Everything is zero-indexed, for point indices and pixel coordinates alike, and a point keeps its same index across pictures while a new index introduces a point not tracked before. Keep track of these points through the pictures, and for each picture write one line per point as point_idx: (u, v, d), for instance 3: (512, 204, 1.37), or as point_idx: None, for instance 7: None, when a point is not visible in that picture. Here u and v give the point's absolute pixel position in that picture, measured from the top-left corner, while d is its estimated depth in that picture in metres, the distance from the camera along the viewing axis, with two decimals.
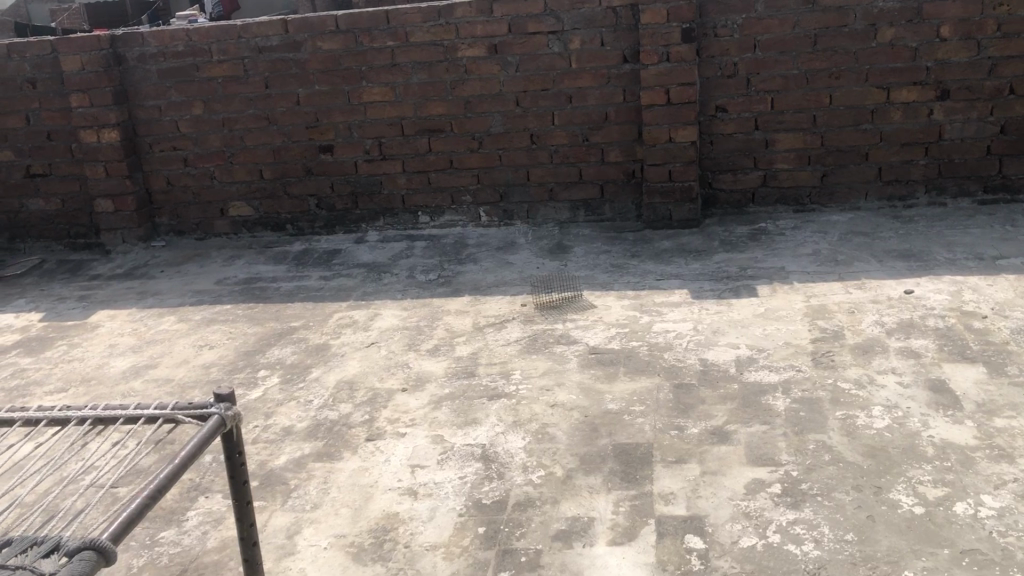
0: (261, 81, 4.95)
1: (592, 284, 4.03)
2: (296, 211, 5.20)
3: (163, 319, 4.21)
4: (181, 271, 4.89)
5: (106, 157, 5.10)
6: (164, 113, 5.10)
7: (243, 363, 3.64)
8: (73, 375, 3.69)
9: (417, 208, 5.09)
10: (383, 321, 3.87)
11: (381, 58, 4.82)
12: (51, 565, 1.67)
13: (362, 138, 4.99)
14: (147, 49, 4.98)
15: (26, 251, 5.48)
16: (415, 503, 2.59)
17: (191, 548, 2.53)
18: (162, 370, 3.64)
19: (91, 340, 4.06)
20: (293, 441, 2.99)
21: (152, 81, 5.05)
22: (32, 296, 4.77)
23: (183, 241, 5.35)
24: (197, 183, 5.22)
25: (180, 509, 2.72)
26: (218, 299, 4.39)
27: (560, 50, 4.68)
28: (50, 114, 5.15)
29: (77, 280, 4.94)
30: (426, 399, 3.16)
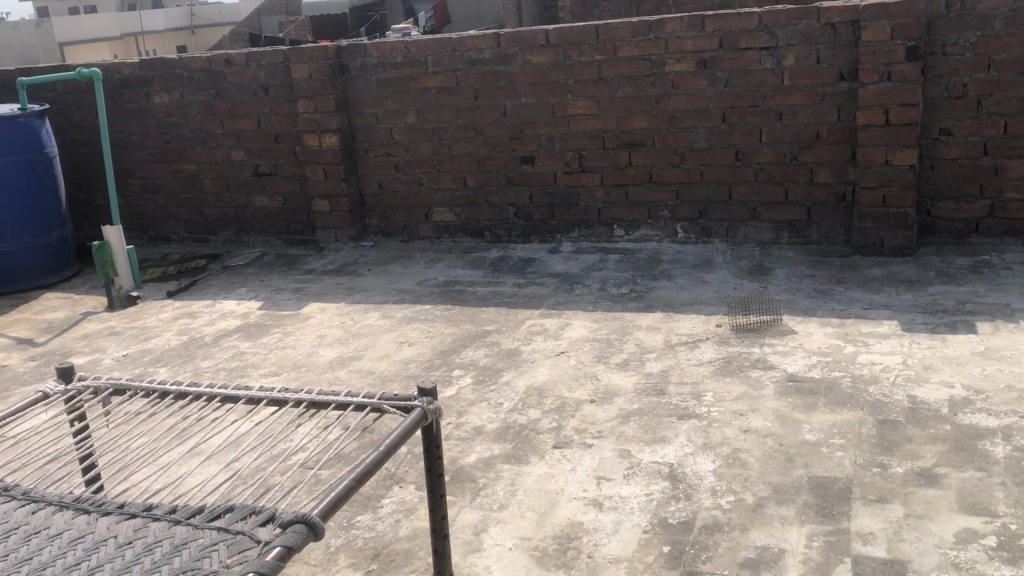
0: (471, 92, 5.13)
1: (793, 309, 3.89)
2: (495, 218, 5.34)
3: (367, 315, 4.43)
4: (386, 270, 5.14)
5: (325, 160, 5.43)
6: (379, 120, 5.38)
7: (440, 362, 3.77)
8: (286, 361, 3.96)
9: (613, 221, 5.10)
10: (575, 331, 3.90)
11: (588, 71, 4.88)
12: (267, 534, 1.82)
13: (564, 150, 5.06)
14: (368, 59, 5.28)
15: (249, 244, 5.93)
16: (599, 514, 2.59)
17: (385, 534, 2.64)
18: (364, 363, 3.83)
19: (301, 330, 4.33)
20: (483, 441, 3.07)
21: (371, 90, 5.34)
22: (252, 286, 5.16)
23: (389, 242, 5.62)
24: (406, 188, 5.47)
25: (375, 495, 2.85)
26: (418, 299, 4.58)
27: (772, 66, 4.56)
28: (278, 118, 5.55)
29: (293, 273, 5.29)
30: (614, 412, 3.16)
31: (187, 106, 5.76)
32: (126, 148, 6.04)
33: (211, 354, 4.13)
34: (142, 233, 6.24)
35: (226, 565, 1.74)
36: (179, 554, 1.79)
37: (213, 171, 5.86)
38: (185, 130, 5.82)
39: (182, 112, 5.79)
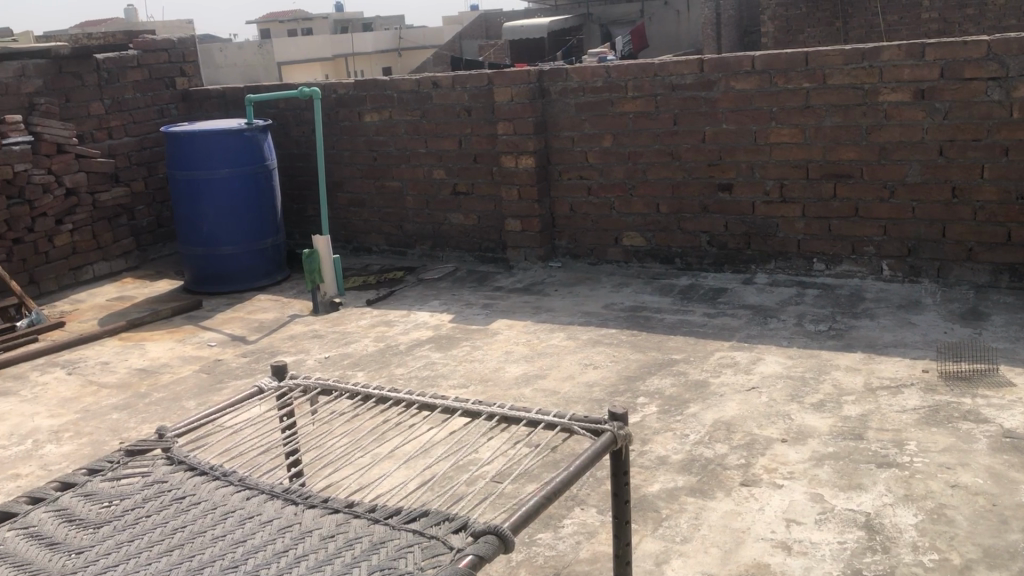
0: (671, 118, 5.10)
1: (1011, 359, 3.60)
2: (687, 245, 5.27)
3: (553, 335, 4.48)
4: (573, 292, 5.19)
5: (521, 180, 5.55)
6: (576, 143, 5.45)
7: (625, 387, 3.75)
8: (473, 374, 4.06)
9: (812, 254, 4.91)
10: (767, 367, 3.78)
11: (794, 99, 4.74)
12: (460, 541, 1.88)
13: (764, 178, 4.94)
14: (569, 83, 5.36)
15: (443, 259, 6.14)
16: (788, 558, 2.50)
17: (565, 554, 2.65)
18: (549, 382, 3.88)
19: (490, 345, 4.44)
20: (667, 471, 3.02)
21: (570, 113, 5.42)
22: (444, 299, 5.33)
23: (578, 263, 5.67)
24: (598, 211, 5.50)
25: (557, 514, 2.87)
26: (605, 322, 4.59)
27: (999, 98, 4.28)
28: (479, 138, 5.73)
29: (483, 290, 5.43)
30: (807, 454, 3.03)
31: (395, 125, 6.06)
32: (336, 163, 6.42)
33: (404, 362, 4.31)
34: (346, 243, 6.61)
35: (421, 567, 1.81)
36: (377, 551, 1.88)
37: (414, 187, 6.12)
38: (391, 148, 6.12)
39: (389, 131, 6.09)
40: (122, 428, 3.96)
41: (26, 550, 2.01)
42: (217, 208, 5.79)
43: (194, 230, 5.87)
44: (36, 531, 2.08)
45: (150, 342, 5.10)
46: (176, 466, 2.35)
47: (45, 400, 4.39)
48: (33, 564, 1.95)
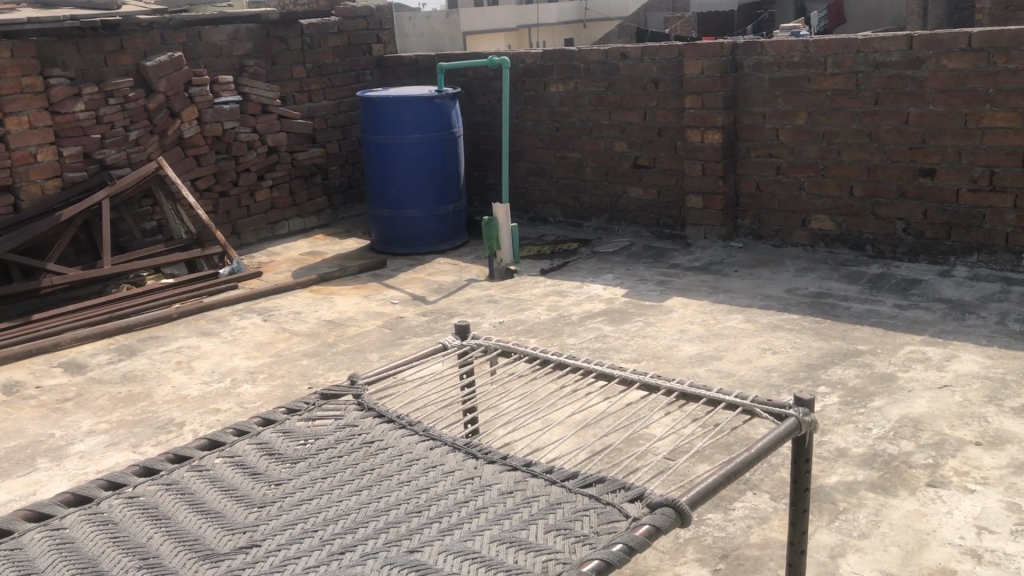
0: (872, 97, 4.85)
1: None
2: (880, 232, 5.01)
3: (731, 316, 4.39)
4: (753, 273, 5.05)
5: (705, 156, 5.45)
6: (767, 120, 5.28)
7: (805, 374, 3.64)
8: (647, 349, 4.04)
9: (1021, 249, 4.57)
10: (962, 365, 3.56)
11: (1014, 80, 4.40)
12: (635, 510, 1.90)
13: (972, 165, 4.62)
14: (764, 57, 5.18)
15: (620, 233, 6.12)
16: (977, 567, 2.36)
17: (735, 537, 2.61)
18: (724, 364, 3.80)
19: (664, 322, 4.39)
20: (846, 465, 2.91)
21: (762, 89, 5.25)
22: (619, 273, 5.32)
23: (759, 245, 5.52)
24: (785, 191, 5.32)
25: (728, 496, 2.83)
26: (786, 307, 4.45)
27: None
28: (665, 112, 5.65)
29: (659, 266, 5.38)
30: (1005, 460, 2.84)
31: (580, 96, 6.06)
32: (520, 132, 6.50)
33: (577, 332, 4.34)
34: (524, 212, 6.70)
35: (596, 531, 1.84)
36: (553, 511, 1.93)
37: (595, 159, 6.11)
38: (575, 119, 6.13)
39: (574, 102, 6.10)
40: (310, 374, 4.21)
41: (233, 477, 2.19)
42: (404, 172, 6.00)
43: (382, 192, 6.11)
44: (240, 461, 2.26)
45: (338, 296, 5.37)
46: (366, 412, 2.49)
47: (243, 343, 4.72)
48: (238, 490, 2.13)
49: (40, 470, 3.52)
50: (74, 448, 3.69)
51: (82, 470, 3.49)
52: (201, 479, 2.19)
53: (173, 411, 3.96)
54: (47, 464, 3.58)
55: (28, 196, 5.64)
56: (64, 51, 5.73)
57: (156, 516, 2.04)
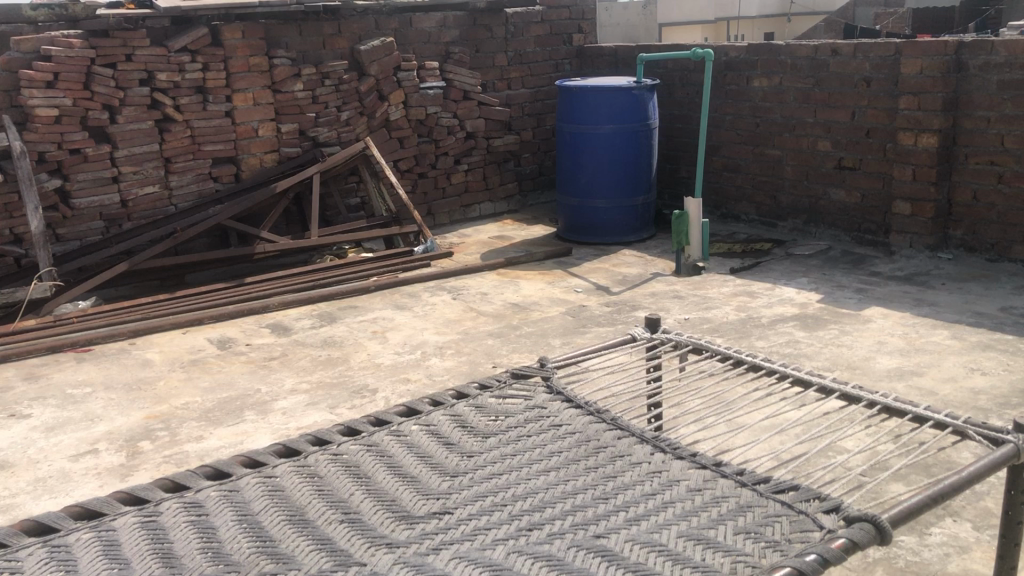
0: None
1: None
2: None
3: (935, 331, 4.14)
4: (963, 288, 4.73)
5: (918, 160, 5.15)
6: (991, 125, 4.92)
7: (1018, 400, 3.38)
8: (841, 359, 3.88)
9: None
10: None
11: None
12: (830, 522, 1.84)
13: None
14: (994, 57, 4.82)
15: (816, 236, 5.89)
16: None
17: (930, 564, 2.48)
18: (927, 381, 3.60)
19: (861, 332, 4.20)
20: None
21: (988, 91, 4.89)
22: (813, 277, 5.12)
23: (972, 258, 5.16)
24: (1006, 201, 4.94)
25: (925, 521, 2.68)
26: (999, 326, 4.15)
27: None
28: (876, 112, 5.39)
29: (858, 273, 5.14)
30: None
31: (784, 93, 5.88)
32: (718, 127, 6.38)
33: (766, 335, 4.22)
34: (715, 209, 6.57)
35: (787, 538, 1.80)
36: (743, 514, 1.90)
37: (796, 158, 5.90)
38: (778, 115, 5.95)
39: (778, 98, 5.92)
40: (496, 354, 4.33)
41: (428, 445, 2.30)
42: (597, 161, 6.01)
43: (573, 181, 6.16)
44: (435, 431, 2.37)
45: (524, 281, 5.47)
46: (555, 395, 2.53)
47: (433, 318, 4.91)
48: (433, 459, 2.23)
49: (247, 421, 3.81)
50: (277, 404, 3.96)
51: (284, 425, 3.76)
52: (398, 443, 2.31)
53: (367, 377, 4.18)
54: (253, 416, 3.86)
55: (248, 168, 6.08)
56: (288, 34, 6.12)
57: (358, 475, 2.17)
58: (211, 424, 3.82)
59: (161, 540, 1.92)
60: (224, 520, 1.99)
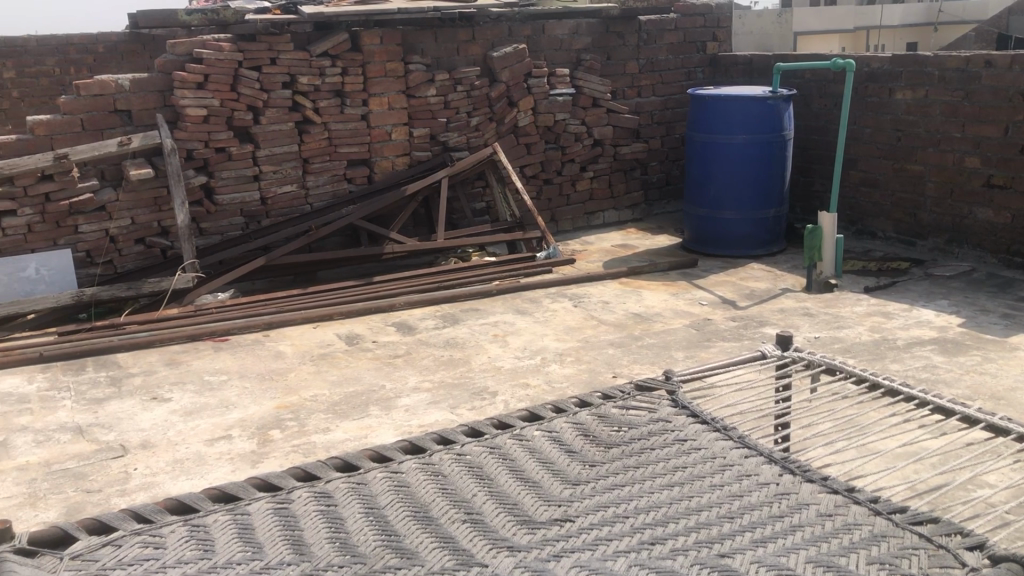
0: None
1: None
2: None
3: None
4: None
5: None
6: None
7: None
8: (983, 388, 3.68)
9: None
10: None
11: None
12: (974, 560, 1.75)
13: None
14: None
15: (959, 257, 5.61)
16: None
17: None
18: None
19: (1006, 360, 3.97)
20: None
21: None
22: (955, 300, 4.88)
23: None
24: None
25: None
26: None
27: None
28: None
29: (1004, 298, 4.86)
30: None
31: (930, 106, 5.63)
32: (856, 140, 6.16)
33: (901, 358, 4.04)
34: (850, 225, 6.35)
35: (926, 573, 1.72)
36: (877, 544, 1.82)
37: (940, 175, 5.64)
38: (922, 129, 5.70)
39: (923, 111, 5.68)
40: (616, 363, 4.30)
41: (550, 451, 2.30)
42: (727, 172, 5.90)
43: (702, 191, 6.07)
44: (558, 437, 2.37)
45: (647, 291, 5.42)
46: (680, 409, 2.49)
47: (554, 325, 4.92)
48: (555, 465, 2.23)
49: (372, 416, 3.91)
50: (400, 401, 4.05)
51: (406, 422, 3.83)
52: (521, 448, 2.32)
53: (487, 380, 4.22)
54: (377, 412, 3.96)
55: (380, 170, 6.25)
56: (424, 40, 6.26)
57: (480, 476, 2.19)
58: (337, 417, 3.93)
59: (292, 527, 1.99)
60: (351, 511, 2.05)
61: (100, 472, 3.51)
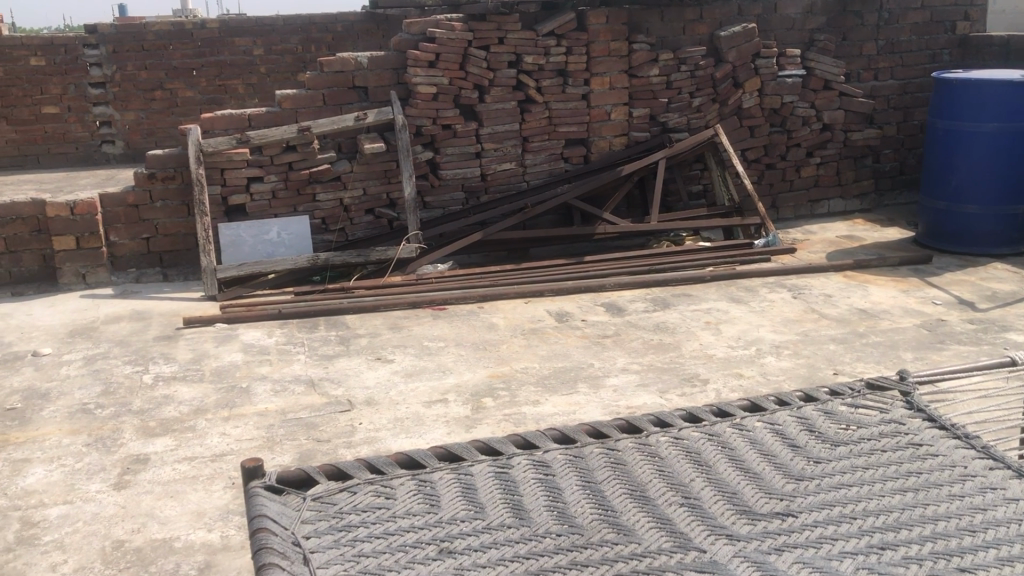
0: None
1: None
2: None
3: None
4: None
5: None
6: None
7: None
8: None
9: None
10: None
11: None
12: None
13: None
14: None
15: None
16: None
17: None
18: None
19: None
20: None
21: None
22: None
23: None
24: None
25: None
26: None
27: None
28: None
29: None
30: None
31: None
32: None
33: None
34: None
35: None
36: None
37: None
38: None
39: None
40: (837, 360, 4.11)
41: (772, 444, 2.24)
42: (973, 163, 5.46)
43: (942, 182, 5.64)
44: (781, 430, 2.30)
45: (874, 286, 5.14)
46: (915, 412, 2.35)
47: (771, 316, 4.76)
48: (777, 458, 2.17)
49: (581, 393, 3.95)
50: (609, 380, 4.07)
51: (614, 402, 3.85)
52: (741, 438, 2.27)
53: (698, 367, 4.16)
54: (586, 389, 4.00)
55: (598, 150, 6.28)
56: (650, 19, 6.20)
57: (700, 462, 2.16)
58: (547, 391, 4.01)
59: (513, 491, 2.04)
60: (569, 483, 2.08)
61: (329, 424, 3.77)
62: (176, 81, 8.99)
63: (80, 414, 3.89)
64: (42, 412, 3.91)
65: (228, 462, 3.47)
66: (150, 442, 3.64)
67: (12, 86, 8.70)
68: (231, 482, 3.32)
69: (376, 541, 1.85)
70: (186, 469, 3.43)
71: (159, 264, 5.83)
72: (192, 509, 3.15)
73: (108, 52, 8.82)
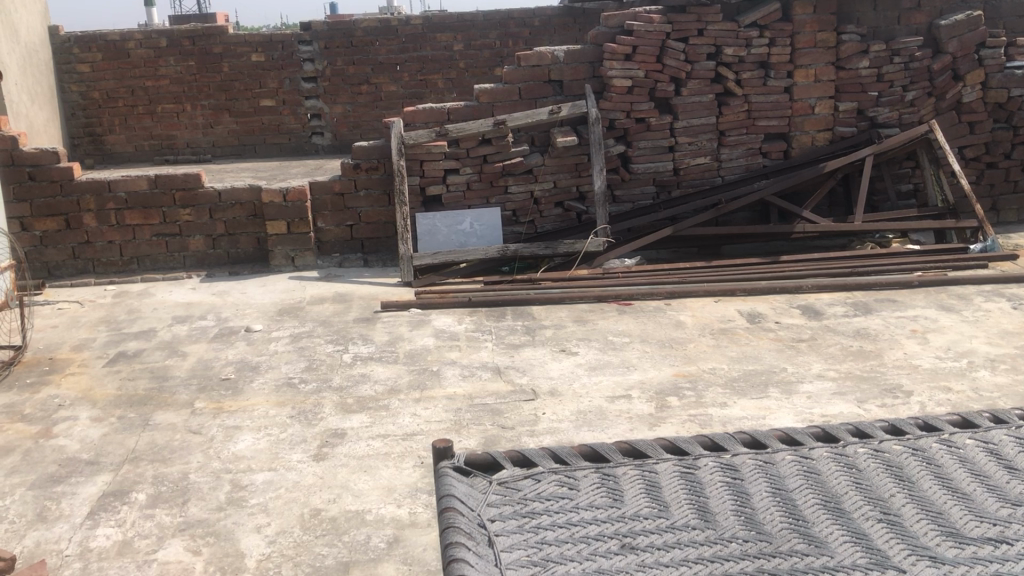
0: None
1: None
2: None
3: None
4: None
5: None
6: None
7: None
8: None
9: None
10: None
11: None
12: None
13: None
14: None
15: None
16: None
17: None
18: None
19: None
20: None
21: None
22: None
23: None
24: None
25: None
26: None
27: None
28: None
29: None
30: None
31: None
32: None
33: None
34: None
35: None
36: None
37: None
38: None
39: None
40: None
41: (985, 464, 2.07)
42: None
43: None
44: (996, 450, 2.12)
45: None
46: None
47: (986, 326, 4.42)
48: (991, 480, 2.00)
49: (772, 398, 3.82)
50: (803, 387, 3.90)
51: (808, 410, 3.69)
52: (950, 455, 2.11)
53: (901, 377, 3.91)
54: (778, 394, 3.86)
55: (799, 145, 6.04)
56: (862, 8, 5.89)
57: (902, 477, 2.03)
58: (735, 394, 3.89)
59: (698, 493, 1.99)
60: (759, 488, 2.01)
61: (513, 411, 3.84)
62: (381, 76, 9.45)
63: (285, 387, 4.16)
64: (253, 383, 4.22)
65: (418, 441, 3.61)
66: (347, 418, 3.84)
67: (235, 80, 9.37)
68: (420, 461, 3.45)
69: (559, 530, 1.86)
70: (379, 446, 3.59)
71: (361, 250, 6.14)
72: (383, 485, 3.29)
73: (320, 48, 9.34)
